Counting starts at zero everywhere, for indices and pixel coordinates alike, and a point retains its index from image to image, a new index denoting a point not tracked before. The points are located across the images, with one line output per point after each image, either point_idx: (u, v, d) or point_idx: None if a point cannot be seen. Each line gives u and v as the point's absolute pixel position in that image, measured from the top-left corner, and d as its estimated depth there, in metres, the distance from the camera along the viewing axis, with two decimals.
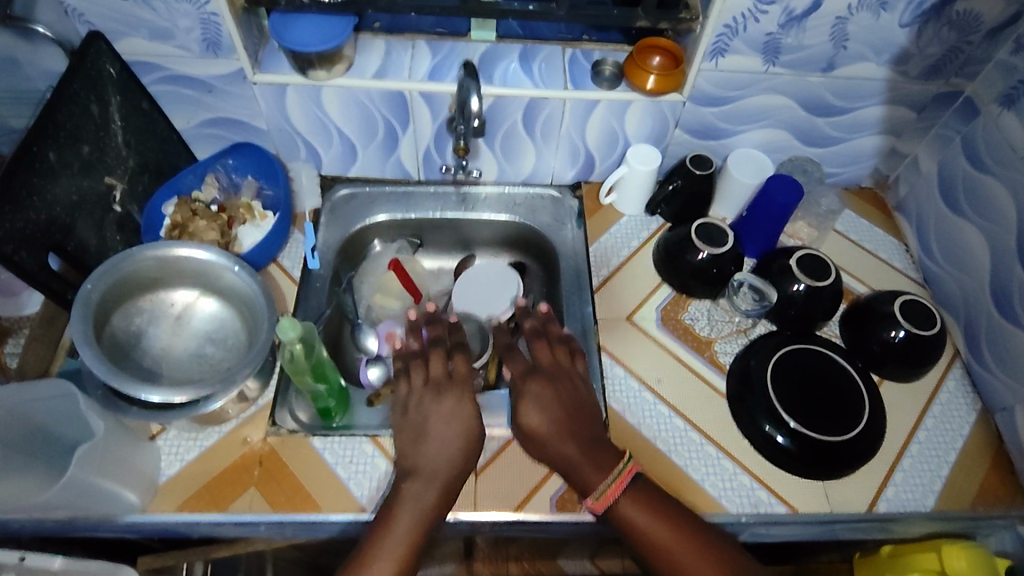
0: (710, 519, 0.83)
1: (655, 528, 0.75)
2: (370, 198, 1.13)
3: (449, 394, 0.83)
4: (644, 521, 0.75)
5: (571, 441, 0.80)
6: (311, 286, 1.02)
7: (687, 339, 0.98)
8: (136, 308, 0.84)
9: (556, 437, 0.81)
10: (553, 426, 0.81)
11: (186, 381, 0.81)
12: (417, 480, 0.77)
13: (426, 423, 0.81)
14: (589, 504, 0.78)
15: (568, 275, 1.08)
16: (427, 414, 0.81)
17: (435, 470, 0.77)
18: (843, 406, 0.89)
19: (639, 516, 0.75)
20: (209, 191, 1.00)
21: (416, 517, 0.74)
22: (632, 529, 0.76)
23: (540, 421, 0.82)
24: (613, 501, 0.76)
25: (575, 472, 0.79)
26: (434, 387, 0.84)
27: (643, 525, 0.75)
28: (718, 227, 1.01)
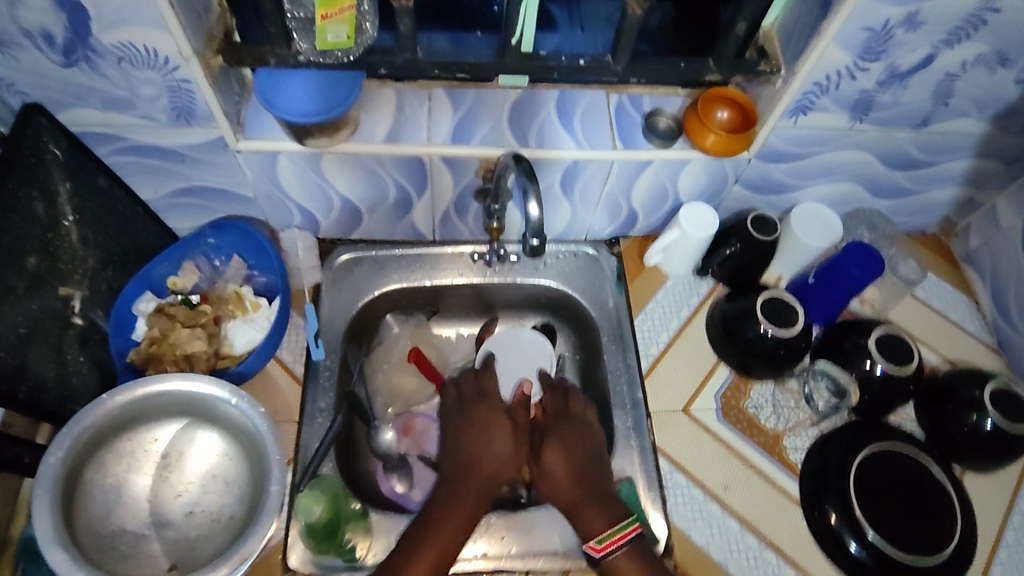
0: None
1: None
2: (376, 264, 0.96)
3: (495, 419, 0.84)
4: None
5: (582, 483, 0.79)
6: (317, 382, 0.86)
7: (752, 434, 0.88)
8: (115, 456, 0.70)
9: (567, 477, 0.79)
10: (572, 461, 0.80)
11: (183, 547, 0.69)
12: (455, 496, 0.77)
13: (473, 444, 0.82)
14: (589, 546, 0.75)
15: (619, 350, 0.93)
16: (478, 432, 0.83)
17: (474, 492, 0.78)
18: (930, 515, 0.80)
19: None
20: (190, 276, 0.84)
21: (449, 538, 0.74)
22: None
23: (557, 463, 0.80)
24: (612, 552, 0.73)
25: (580, 514, 0.77)
26: (481, 404, 0.86)
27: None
28: (786, 302, 0.89)
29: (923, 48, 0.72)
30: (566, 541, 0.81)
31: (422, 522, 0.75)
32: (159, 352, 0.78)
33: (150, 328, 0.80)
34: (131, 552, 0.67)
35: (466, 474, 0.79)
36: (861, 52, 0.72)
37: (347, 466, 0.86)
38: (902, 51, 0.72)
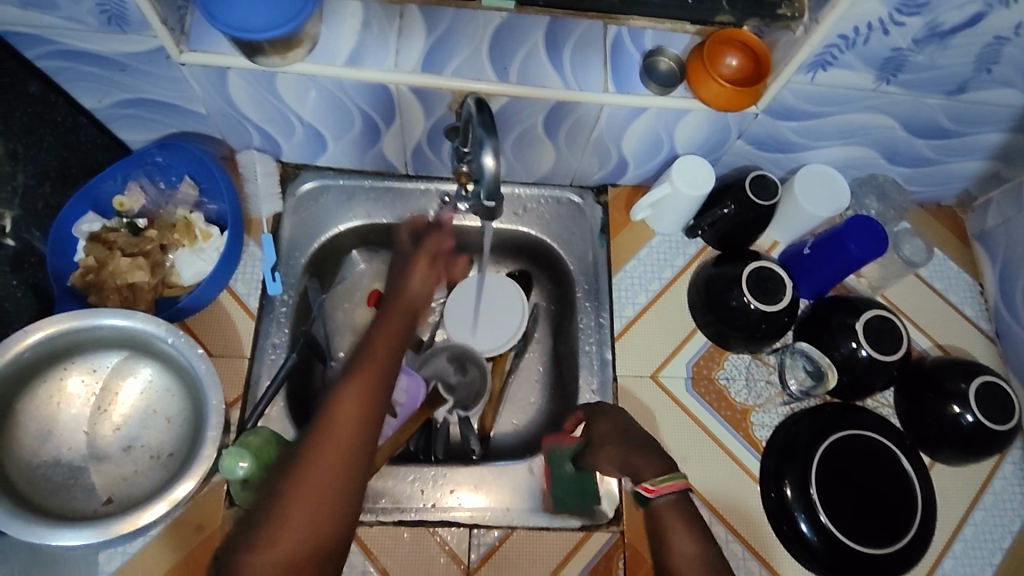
0: None
1: (681, 546, 0.60)
2: (344, 194, 0.90)
3: (416, 285, 0.72)
4: (674, 532, 0.61)
5: (640, 445, 0.69)
6: (273, 318, 0.83)
7: (718, 406, 0.85)
8: (45, 389, 0.67)
9: (619, 445, 0.70)
10: (620, 426, 0.72)
11: (119, 482, 0.67)
12: (361, 379, 0.62)
13: (385, 323, 0.67)
14: (643, 484, 0.64)
15: (594, 308, 0.89)
16: (393, 315, 0.69)
17: (394, 346, 0.66)
18: (890, 505, 0.78)
19: (674, 526, 0.61)
20: (136, 197, 0.79)
21: (376, 386, 0.62)
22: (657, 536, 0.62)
23: (610, 439, 0.71)
24: (659, 498, 0.63)
25: (637, 466, 0.67)
26: (409, 267, 0.74)
27: (674, 533, 0.61)
28: (775, 273, 0.82)
29: (970, 6, 0.63)
30: (517, 499, 0.80)
31: (343, 372, 0.63)
32: (99, 281, 0.74)
33: (87, 255, 0.75)
34: (66, 485, 0.65)
35: (376, 355, 0.64)
36: (899, 4, 0.63)
37: (299, 404, 0.84)
38: (947, 7, 0.63)
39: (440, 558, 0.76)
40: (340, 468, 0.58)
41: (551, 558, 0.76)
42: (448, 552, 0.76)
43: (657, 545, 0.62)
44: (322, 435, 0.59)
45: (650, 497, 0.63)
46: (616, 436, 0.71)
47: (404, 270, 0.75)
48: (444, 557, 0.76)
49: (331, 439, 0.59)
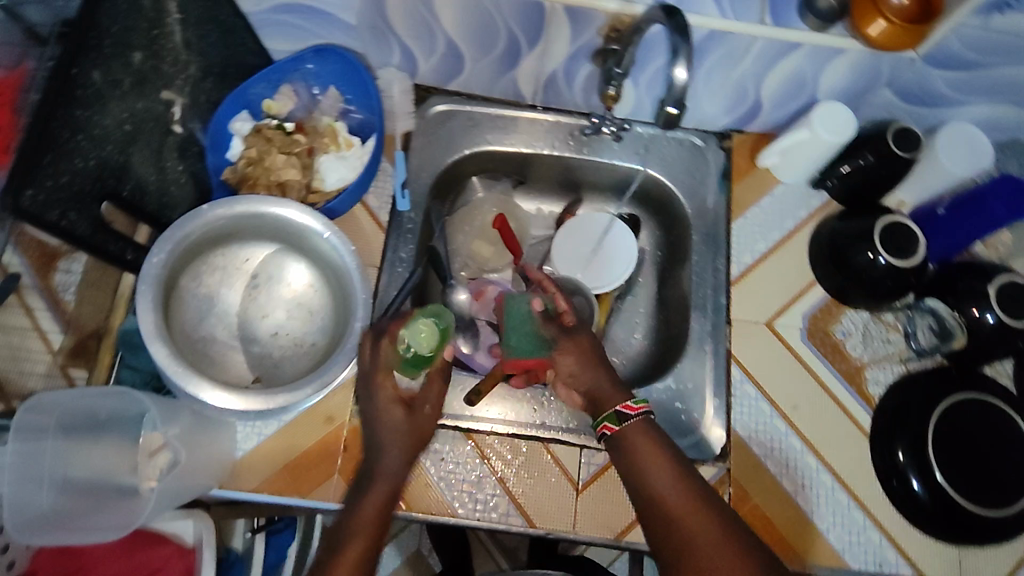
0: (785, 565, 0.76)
1: (661, 463, 0.65)
2: (471, 119, 0.92)
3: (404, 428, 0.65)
4: (645, 448, 0.66)
5: (602, 369, 0.72)
6: (401, 232, 0.86)
7: (832, 359, 0.85)
8: (206, 268, 0.71)
9: (577, 372, 0.73)
10: (589, 347, 0.74)
11: (268, 364, 0.71)
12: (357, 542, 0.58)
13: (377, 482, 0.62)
14: (619, 406, 0.69)
15: (710, 253, 0.89)
16: (386, 452, 0.63)
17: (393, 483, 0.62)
18: (1007, 471, 0.77)
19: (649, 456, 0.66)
20: (285, 102, 0.81)
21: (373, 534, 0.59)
22: (632, 460, 0.66)
23: (565, 368, 0.73)
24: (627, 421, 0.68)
25: (596, 391, 0.71)
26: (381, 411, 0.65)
27: (640, 442, 0.67)
28: (910, 229, 0.81)
29: None
30: None
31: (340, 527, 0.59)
32: (254, 174, 0.76)
33: (247, 148, 0.77)
34: (223, 360, 0.70)
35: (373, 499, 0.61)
36: None
37: None
38: None
39: (551, 472, 0.78)
40: None
41: None
42: (559, 466, 0.78)
43: (633, 466, 0.66)
44: None
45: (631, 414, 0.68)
46: (569, 362, 0.73)
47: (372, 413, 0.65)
48: (555, 472, 0.78)
49: None
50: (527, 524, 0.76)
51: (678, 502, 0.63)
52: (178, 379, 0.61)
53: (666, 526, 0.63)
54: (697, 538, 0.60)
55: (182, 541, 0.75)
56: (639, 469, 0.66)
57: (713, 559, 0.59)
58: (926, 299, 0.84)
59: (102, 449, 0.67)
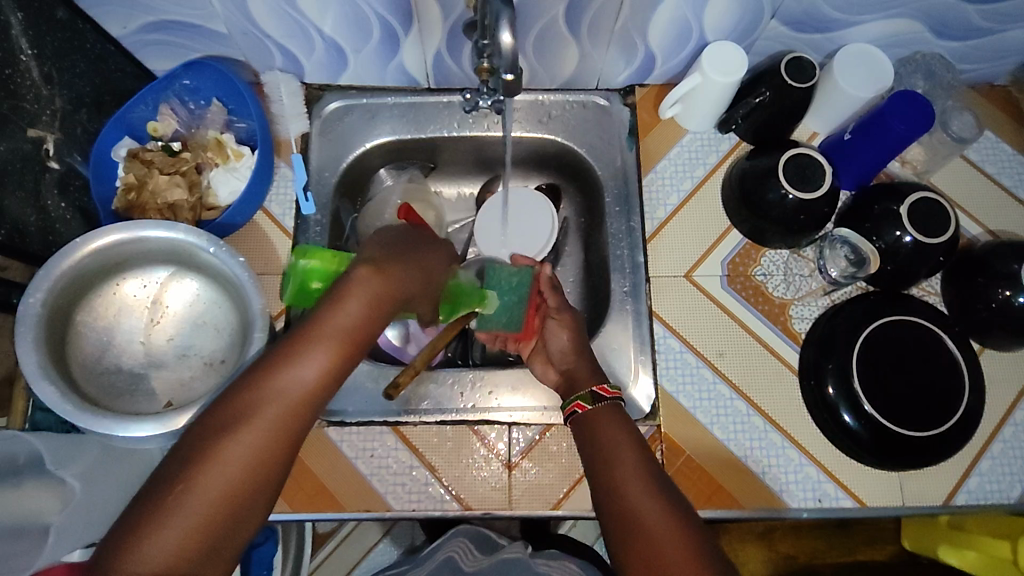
0: (723, 514, 0.76)
1: (621, 451, 0.66)
2: (367, 111, 0.91)
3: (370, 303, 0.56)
4: (611, 433, 0.68)
5: (586, 356, 0.76)
6: (308, 236, 0.85)
7: (756, 302, 0.84)
8: (101, 300, 0.71)
9: (569, 350, 0.78)
10: (582, 333, 0.79)
11: (178, 387, 0.72)
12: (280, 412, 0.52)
13: (318, 352, 0.53)
14: (596, 388, 0.72)
15: (623, 212, 0.88)
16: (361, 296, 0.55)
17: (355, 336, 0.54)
18: (936, 390, 0.76)
19: (612, 431, 0.68)
20: (168, 122, 0.80)
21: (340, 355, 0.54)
22: (596, 448, 0.67)
23: (559, 343, 0.78)
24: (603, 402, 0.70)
25: (573, 370, 0.75)
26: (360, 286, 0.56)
27: (606, 432, 0.68)
28: (815, 160, 0.79)
29: None
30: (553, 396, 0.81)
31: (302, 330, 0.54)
32: (140, 200, 0.76)
33: (127, 173, 0.77)
34: (130, 389, 0.70)
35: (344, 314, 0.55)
36: None
37: None
38: None
39: (482, 454, 0.78)
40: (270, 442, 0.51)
41: None
42: (489, 447, 0.78)
43: (594, 442, 0.68)
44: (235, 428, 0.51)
45: (603, 397, 0.70)
46: (565, 339, 0.78)
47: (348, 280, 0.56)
48: (487, 453, 0.78)
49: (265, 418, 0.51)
50: (463, 508, 0.76)
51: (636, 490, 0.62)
52: (71, 416, 0.61)
53: (611, 493, 0.63)
54: (650, 525, 0.59)
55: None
56: (602, 459, 0.66)
57: (658, 523, 0.59)
58: (840, 229, 0.83)
59: (26, 491, 0.62)
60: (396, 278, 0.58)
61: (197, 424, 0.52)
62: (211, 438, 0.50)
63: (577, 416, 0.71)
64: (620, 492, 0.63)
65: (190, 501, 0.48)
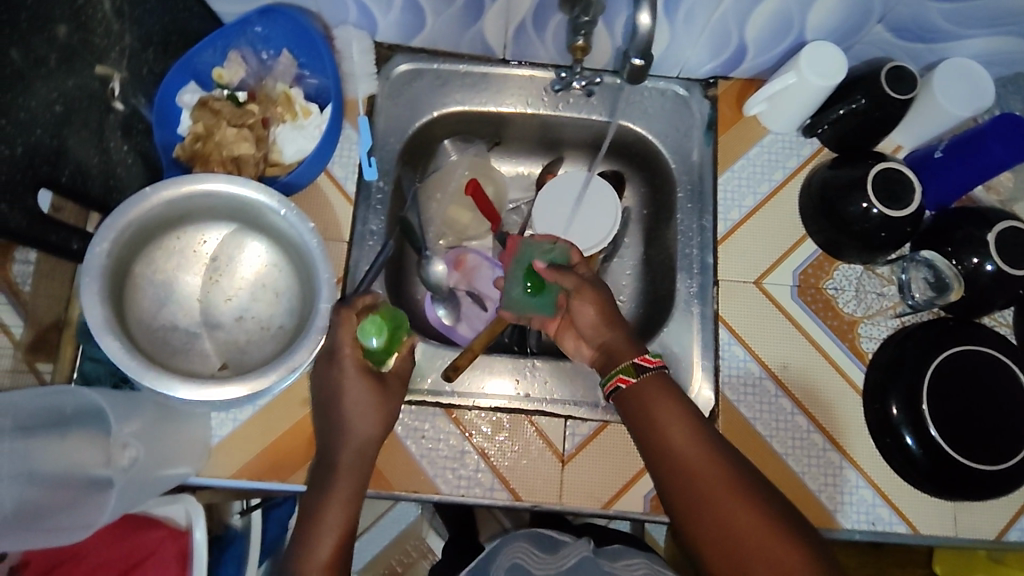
0: (831, 536, 0.75)
1: (682, 435, 0.64)
2: (437, 78, 0.86)
3: (357, 447, 0.65)
4: (662, 405, 0.66)
5: (620, 327, 0.72)
6: (370, 203, 0.82)
7: (825, 315, 0.82)
8: (162, 252, 0.68)
9: (598, 324, 0.73)
10: (613, 307, 0.73)
11: (234, 350, 0.69)
12: (349, 466, 0.64)
13: (331, 505, 0.62)
14: (636, 358, 0.69)
15: (696, 210, 0.85)
16: (351, 422, 0.65)
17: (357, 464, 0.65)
18: (1005, 425, 0.74)
19: (657, 399, 0.67)
20: (236, 69, 0.76)
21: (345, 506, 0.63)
22: (650, 429, 0.66)
23: (586, 317, 0.73)
24: (644, 372, 0.68)
25: (611, 345, 0.72)
26: (347, 427, 0.65)
27: (659, 408, 0.66)
28: (905, 176, 0.76)
29: None
30: None
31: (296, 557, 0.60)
32: (205, 151, 0.72)
33: (195, 122, 0.73)
34: (185, 348, 0.67)
35: (335, 493, 0.63)
36: None
37: (394, 293, 0.84)
38: None
39: (534, 445, 0.76)
40: None
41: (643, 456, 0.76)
42: (543, 438, 0.77)
43: (645, 416, 0.67)
44: None
45: (647, 368, 0.69)
46: (592, 313, 0.73)
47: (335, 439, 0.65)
48: (540, 444, 0.76)
49: None
50: (512, 498, 0.75)
51: (707, 476, 0.62)
52: (133, 373, 0.59)
53: (668, 471, 0.64)
54: (714, 495, 0.61)
55: (174, 524, 0.79)
56: (659, 441, 0.65)
57: (722, 499, 0.60)
58: (927, 251, 0.80)
59: (70, 444, 0.64)
60: (363, 431, 0.65)
61: None
62: None
63: (620, 391, 0.69)
64: (690, 482, 0.62)
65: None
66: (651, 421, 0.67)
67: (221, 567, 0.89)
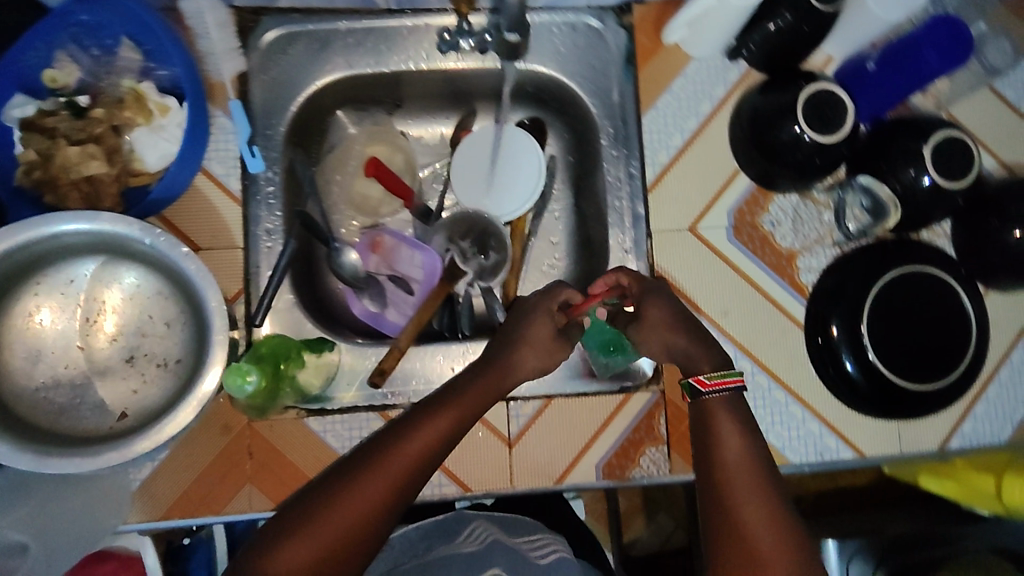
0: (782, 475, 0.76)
1: (736, 459, 0.60)
2: (315, 41, 0.75)
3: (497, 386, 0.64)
4: (719, 412, 0.62)
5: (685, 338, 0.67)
6: (262, 199, 0.73)
7: (762, 253, 0.78)
8: (24, 306, 0.60)
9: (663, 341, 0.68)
10: (673, 322, 0.68)
11: (131, 396, 0.62)
12: (482, 380, 0.64)
13: (453, 401, 0.61)
14: (696, 377, 0.64)
15: (622, 156, 0.79)
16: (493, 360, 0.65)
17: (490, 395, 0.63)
18: (944, 342, 0.73)
19: (722, 415, 0.62)
20: (69, 69, 0.66)
21: (452, 429, 0.60)
22: (706, 442, 0.61)
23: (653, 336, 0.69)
24: (714, 395, 0.63)
25: (690, 360, 0.67)
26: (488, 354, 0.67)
27: (724, 424, 0.62)
28: (836, 98, 0.69)
29: None
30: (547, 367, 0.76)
31: (376, 454, 0.57)
32: (50, 177, 0.63)
33: (29, 147, 0.63)
34: (72, 405, 0.60)
35: (468, 393, 0.62)
36: None
37: (308, 291, 0.77)
38: None
39: (479, 434, 0.74)
40: (366, 508, 0.54)
41: (590, 426, 0.75)
42: (488, 425, 0.74)
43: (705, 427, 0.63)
44: (308, 523, 0.53)
45: (701, 392, 0.63)
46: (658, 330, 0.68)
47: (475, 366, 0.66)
48: (484, 431, 0.74)
49: (341, 513, 0.53)
50: (463, 490, 0.73)
51: (747, 505, 0.57)
52: (4, 459, 0.53)
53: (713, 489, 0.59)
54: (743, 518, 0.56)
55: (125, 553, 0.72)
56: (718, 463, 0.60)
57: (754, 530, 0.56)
58: (863, 176, 0.75)
59: None
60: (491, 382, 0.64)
61: (271, 522, 0.55)
62: (280, 537, 0.53)
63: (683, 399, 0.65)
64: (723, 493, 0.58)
65: (339, 505, 0.54)
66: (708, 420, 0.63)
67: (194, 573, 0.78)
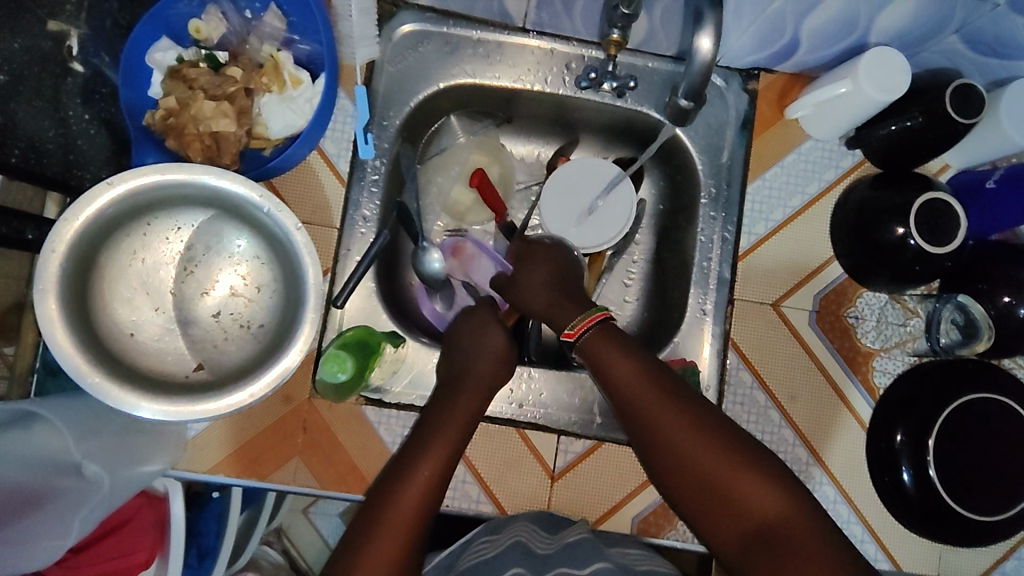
0: None
1: (689, 436, 0.59)
2: (445, 43, 0.77)
3: (488, 376, 0.68)
4: (615, 367, 0.63)
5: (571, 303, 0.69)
6: (365, 185, 0.74)
7: (841, 345, 0.78)
8: (130, 244, 0.61)
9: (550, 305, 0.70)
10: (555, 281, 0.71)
11: (211, 348, 0.63)
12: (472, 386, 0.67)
13: (448, 417, 0.64)
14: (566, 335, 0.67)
15: (719, 219, 0.78)
16: (478, 356, 0.69)
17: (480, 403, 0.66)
18: (1016, 477, 0.71)
19: (607, 354, 0.64)
20: (215, 24, 0.67)
21: (456, 435, 0.63)
22: (637, 425, 0.61)
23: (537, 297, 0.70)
24: (585, 336, 0.65)
25: (557, 316, 0.69)
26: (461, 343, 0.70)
27: (647, 399, 0.61)
28: (951, 209, 0.68)
29: None
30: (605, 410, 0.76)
31: (395, 475, 0.59)
32: (179, 125, 0.64)
33: (167, 94, 0.65)
34: (155, 347, 0.62)
35: (461, 407, 0.65)
36: None
37: (388, 284, 0.78)
38: None
39: (526, 459, 0.74)
40: (407, 516, 0.56)
41: (635, 478, 0.74)
42: (536, 453, 0.74)
43: (622, 406, 0.62)
44: (360, 545, 0.54)
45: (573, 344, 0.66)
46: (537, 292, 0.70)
47: (457, 356, 0.69)
48: (531, 458, 0.74)
49: (389, 529, 0.55)
50: (499, 511, 0.73)
51: (710, 458, 0.58)
52: (96, 391, 0.54)
53: (675, 468, 0.59)
54: (709, 471, 0.58)
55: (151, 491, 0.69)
56: (651, 428, 0.61)
57: (730, 484, 0.57)
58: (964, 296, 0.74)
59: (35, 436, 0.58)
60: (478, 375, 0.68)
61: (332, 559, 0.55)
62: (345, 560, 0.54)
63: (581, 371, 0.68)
64: (693, 471, 0.58)
65: (383, 528, 0.55)
66: (624, 398, 0.62)
67: (202, 525, 0.77)
